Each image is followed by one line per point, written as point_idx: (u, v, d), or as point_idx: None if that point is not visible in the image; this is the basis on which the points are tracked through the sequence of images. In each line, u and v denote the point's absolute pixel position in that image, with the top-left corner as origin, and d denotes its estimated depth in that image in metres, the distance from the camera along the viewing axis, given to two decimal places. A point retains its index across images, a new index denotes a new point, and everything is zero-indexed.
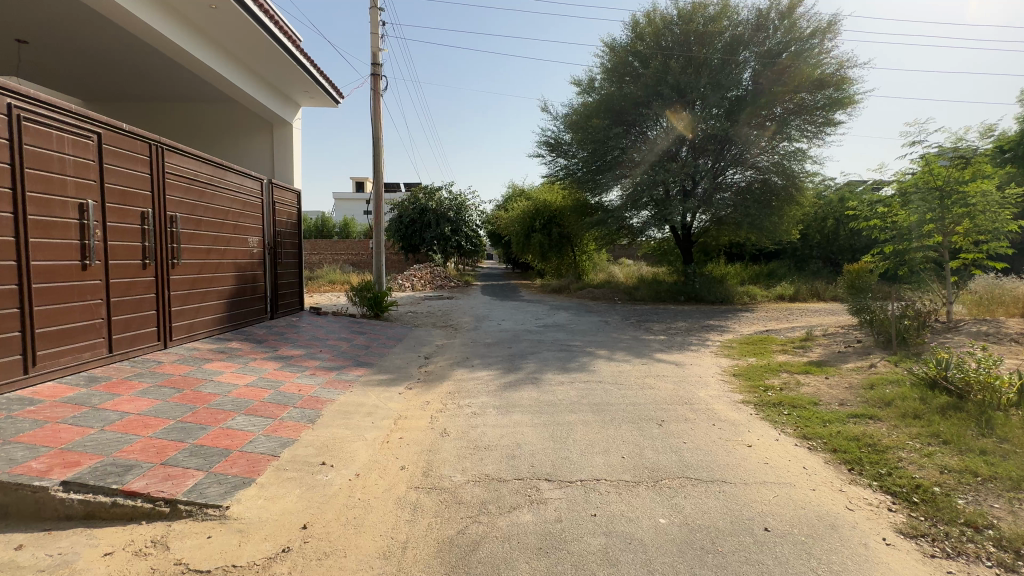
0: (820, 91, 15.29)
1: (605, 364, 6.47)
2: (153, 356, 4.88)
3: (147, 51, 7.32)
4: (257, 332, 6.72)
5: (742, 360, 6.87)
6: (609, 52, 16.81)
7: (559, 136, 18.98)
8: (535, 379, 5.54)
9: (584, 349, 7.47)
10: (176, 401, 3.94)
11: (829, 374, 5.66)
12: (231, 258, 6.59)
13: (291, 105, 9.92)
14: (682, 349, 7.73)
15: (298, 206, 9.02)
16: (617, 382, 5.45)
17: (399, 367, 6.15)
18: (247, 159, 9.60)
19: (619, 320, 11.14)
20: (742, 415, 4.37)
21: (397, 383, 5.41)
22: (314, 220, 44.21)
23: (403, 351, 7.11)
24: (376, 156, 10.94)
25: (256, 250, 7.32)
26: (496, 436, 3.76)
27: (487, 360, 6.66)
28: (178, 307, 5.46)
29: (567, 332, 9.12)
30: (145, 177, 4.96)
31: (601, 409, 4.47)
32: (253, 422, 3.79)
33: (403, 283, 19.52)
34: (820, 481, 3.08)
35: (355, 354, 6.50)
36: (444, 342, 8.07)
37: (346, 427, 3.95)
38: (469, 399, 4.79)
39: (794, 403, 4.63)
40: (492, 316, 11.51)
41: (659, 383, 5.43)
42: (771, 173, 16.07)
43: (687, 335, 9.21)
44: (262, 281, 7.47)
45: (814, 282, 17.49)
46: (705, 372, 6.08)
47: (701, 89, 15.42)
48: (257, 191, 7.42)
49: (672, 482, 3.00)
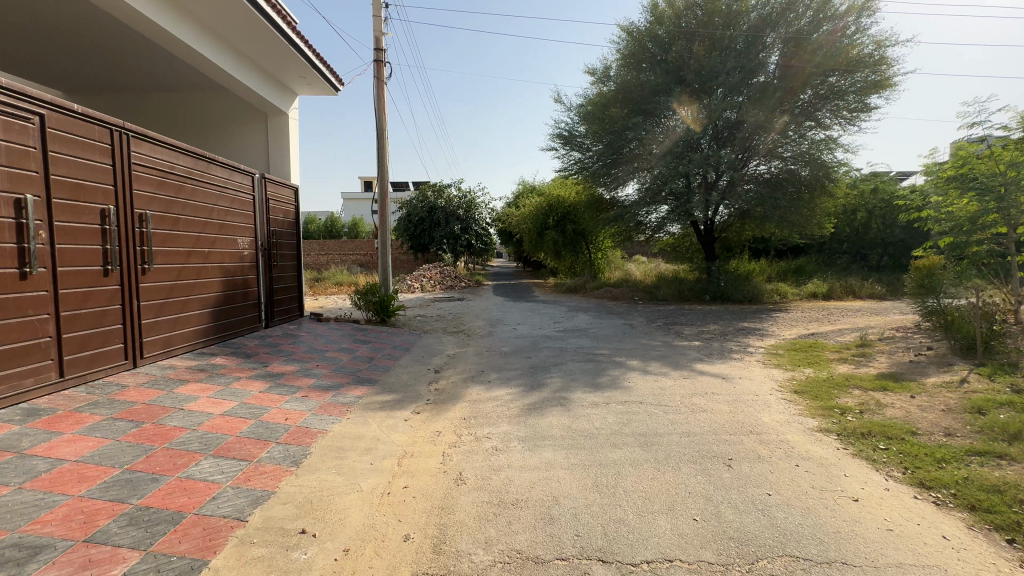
0: (856, 73, 14.16)
1: (641, 378, 5.63)
2: (116, 380, 4.15)
3: (126, 35, 6.63)
4: (248, 345, 5.99)
5: (797, 371, 5.98)
6: (626, 38, 15.92)
7: (573, 127, 18.16)
8: (564, 400, 4.71)
9: (612, 359, 6.62)
10: (128, 441, 3.19)
11: (915, 392, 4.74)
12: (216, 261, 5.87)
13: (288, 94, 9.13)
14: (724, 358, 6.85)
15: (297, 204, 8.30)
16: (661, 403, 4.62)
17: (405, 384, 5.37)
18: (242, 154, 8.88)
19: (644, 322, 10.26)
20: (827, 450, 3.54)
21: (402, 406, 4.64)
22: (324, 221, 44.21)
23: (411, 363, 6.34)
24: (382, 150, 10.18)
25: (247, 252, 6.59)
26: (526, 485, 2.98)
27: (505, 374, 5.86)
28: (151, 319, 4.74)
29: (591, 338, 8.26)
30: (106, 169, 4.24)
31: (651, 443, 3.62)
32: (220, 468, 3.02)
33: (412, 284, 18.82)
34: (979, 565, 2.22)
35: (356, 369, 5.75)
36: (455, 351, 7.30)
37: (338, 472, 3.17)
38: (489, 428, 3.98)
39: (888, 434, 3.76)
40: (506, 320, 10.70)
41: (712, 404, 4.59)
42: (798, 164, 15.06)
43: (724, 340, 8.30)
44: (255, 285, 6.77)
45: (846, 278, 16.46)
46: (760, 389, 5.21)
47: (726, 73, 14.43)
48: (248, 185, 6.68)
49: (774, 567, 2.18)
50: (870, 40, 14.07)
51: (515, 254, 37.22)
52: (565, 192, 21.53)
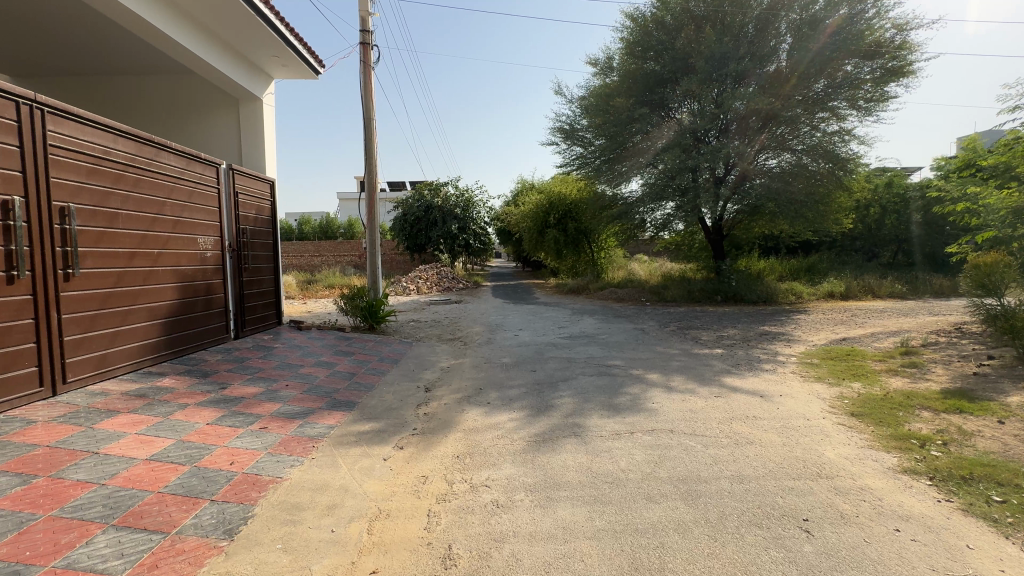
0: (872, 61, 13.41)
1: (666, 398, 4.80)
2: (21, 415, 3.33)
3: (68, 7, 5.73)
4: (208, 361, 5.17)
5: (845, 387, 5.16)
6: (630, 26, 15.13)
7: (574, 121, 17.37)
8: (578, 429, 3.90)
9: (628, 373, 5.81)
10: (1, 508, 2.37)
11: (1002, 416, 3.93)
12: (169, 264, 5.03)
13: (263, 77, 8.15)
14: (753, 370, 6.04)
15: (272, 200, 7.45)
16: (697, 433, 3.80)
17: (389, 407, 4.54)
18: (213, 145, 8.04)
19: (655, 327, 9.46)
20: (928, 504, 2.72)
21: (383, 438, 3.81)
22: (319, 221, 43.43)
23: (399, 380, 5.52)
24: (369, 142, 9.35)
25: (210, 253, 5.75)
26: (539, 571, 2.16)
27: (507, 392, 5.05)
28: (77, 336, 3.92)
29: (601, 346, 7.43)
30: (10, 151, 3.42)
31: (696, 496, 2.82)
32: (119, 550, 2.19)
33: (407, 286, 18.04)
34: None
35: (333, 388, 4.92)
36: (450, 364, 6.47)
37: (285, 548, 2.35)
38: (489, 471, 3.17)
39: (998, 478, 2.95)
40: (506, 325, 9.87)
41: (761, 434, 3.79)
42: (809, 158, 14.23)
43: (748, 347, 7.48)
44: (221, 290, 5.94)
45: (863, 277, 15.72)
46: (809, 411, 4.39)
47: (737, 60, 13.76)
48: (211, 177, 5.83)
49: None
50: (890, 24, 13.22)
51: (515, 253, 36.53)
52: (566, 189, 20.80)
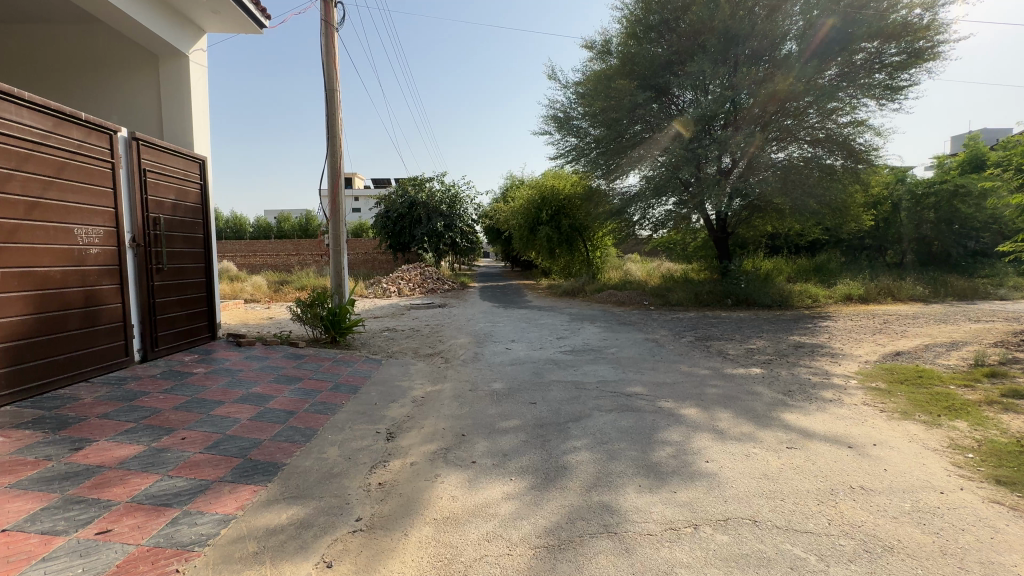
0: (897, 41, 12.18)
1: (722, 450, 3.43)
2: None
3: None
4: (79, 403, 3.66)
5: (952, 429, 3.87)
6: (632, 5, 13.89)
7: (569, 109, 16.08)
8: (614, 522, 2.51)
9: (656, 406, 4.45)
10: None
11: None
12: (16, 263, 3.53)
13: (190, 28, 6.47)
14: (813, 400, 4.71)
15: (199, 181, 5.92)
16: (797, 528, 2.44)
17: (329, 473, 3.11)
18: (132, 116, 6.51)
19: (670, 338, 8.11)
20: None
21: (302, 543, 2.36)
22: (299, 220, 41.56)
23: (352, 421, 4.07)
24: (333, 118, 7.87)
25: (96, 247, 4.26)
26: None
27: (500, 442, 3.63)
28: None
29: (612, 365, 6.05)
30: None
31: None
32: None
33: (388, 288, 16.56)
34: None
35: (254, 442, 3.45)
36: (426, 392, 5.03)
37: None
38: None
39: None
40: (497, 335, 8.46)
41: (897, 530, 2.44)
42: (825, 150, 13.12)
43: (790, 365, 6.16)
44: (115, 298, 4.45)
45: (877, 278, 14.68)
46: (934, 476, 3.06)
47: (750, 39, 12.56)
48: (96, 144, 4.30)
49: None
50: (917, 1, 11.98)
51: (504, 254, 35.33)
52: (559, 184, 19.54)
